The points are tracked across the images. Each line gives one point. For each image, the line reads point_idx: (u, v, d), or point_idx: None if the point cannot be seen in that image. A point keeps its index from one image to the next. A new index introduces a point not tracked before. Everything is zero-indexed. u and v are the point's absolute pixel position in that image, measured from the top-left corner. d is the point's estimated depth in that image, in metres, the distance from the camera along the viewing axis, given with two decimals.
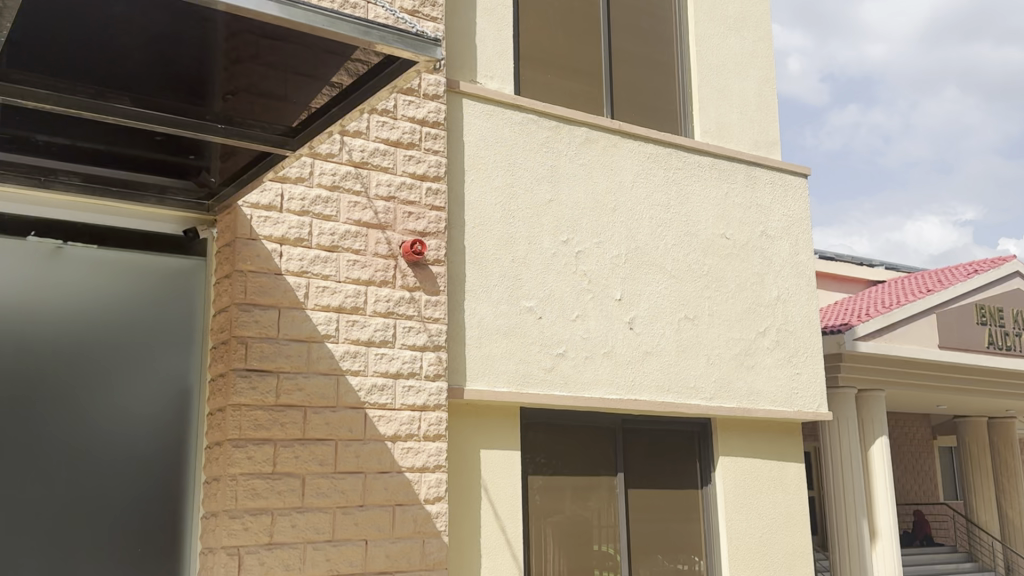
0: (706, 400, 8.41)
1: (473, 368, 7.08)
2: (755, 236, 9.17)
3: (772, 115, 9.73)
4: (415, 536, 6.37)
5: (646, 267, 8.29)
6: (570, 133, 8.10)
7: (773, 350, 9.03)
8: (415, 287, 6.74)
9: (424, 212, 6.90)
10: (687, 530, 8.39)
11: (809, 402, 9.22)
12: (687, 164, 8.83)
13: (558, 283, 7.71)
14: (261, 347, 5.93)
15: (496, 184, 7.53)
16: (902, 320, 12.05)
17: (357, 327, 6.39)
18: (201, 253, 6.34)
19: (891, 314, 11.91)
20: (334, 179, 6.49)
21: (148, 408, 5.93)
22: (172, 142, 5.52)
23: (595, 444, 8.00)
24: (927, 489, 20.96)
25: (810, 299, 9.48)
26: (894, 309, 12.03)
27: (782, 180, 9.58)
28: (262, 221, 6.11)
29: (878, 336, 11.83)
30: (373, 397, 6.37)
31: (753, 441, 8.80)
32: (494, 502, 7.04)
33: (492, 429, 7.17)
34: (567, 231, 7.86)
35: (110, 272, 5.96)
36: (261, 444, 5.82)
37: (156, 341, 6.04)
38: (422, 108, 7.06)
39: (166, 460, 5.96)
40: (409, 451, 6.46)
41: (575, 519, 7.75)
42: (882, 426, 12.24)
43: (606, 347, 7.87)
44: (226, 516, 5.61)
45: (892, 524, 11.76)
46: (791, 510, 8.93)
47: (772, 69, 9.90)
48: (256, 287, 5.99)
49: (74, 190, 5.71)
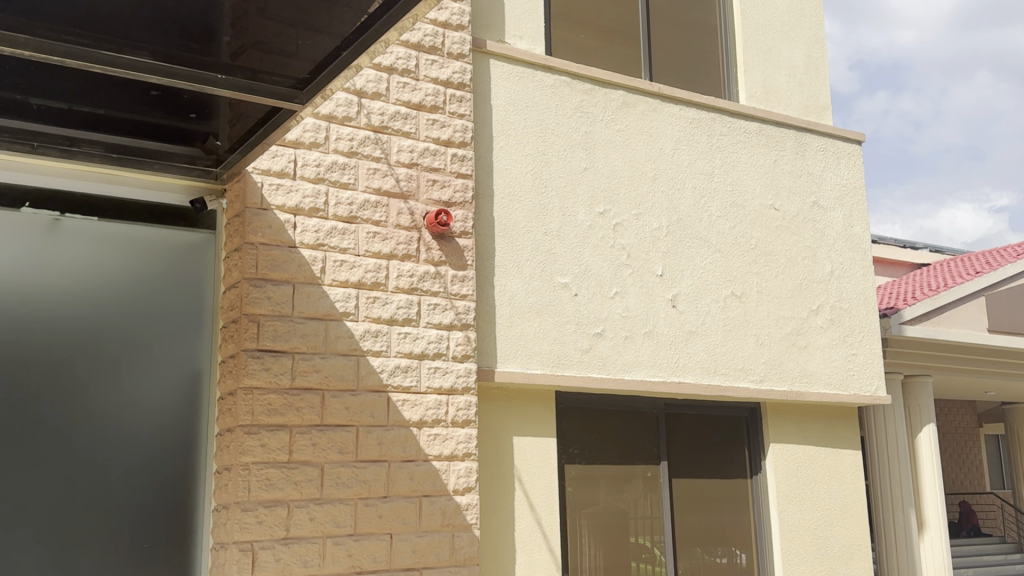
0: (755, 382, 7.82)
1: (504, 349, 6.56)
2: (806, 207, 8.54)
3: (822, 78, 9.07)
4: (443, 530, 5.88)
5: (688, 239, 7.71)
6: (605, 96, 7.52)
7: (826, 330, 8.41)
8: (440, 261, 6.24)
9: (449, 180, 6.39)
10: (736, 523, 7.82)
11: (866, 384, 8.58)
12: (731, 130, 8.22)
13: (594, 258, 7.16)
14: (274, 326, 5.47)
15: (527, 151, 6.99)
16: (949, 303, 11.23)
17: (378, 304, 5.91)
18: (210, 225, 5.90)
19: (938, 297, 11.06)
20: (352, 145, 5.99)
21: (152, 395, 5.51)
22: (169, 99, 4.95)
23: (637, 430, 7.47)
24: (974, 478, 20.11)
25: (865, 275, 8.82)
26: (940, 292, 11.20)
27: (834, 148, 8.93)
28: (274, 189, 5.63)
29: (924, 320, 10.98)
30: (396, 379, 5.88)
31: (806, 428, 8.23)
32: (529, 493, 6.53)
33: (526, 414, 6.66)
34: (604, 202, 7.30)
35: (113, 248, 5.57)
36: (275, 430, 5.37)
37: (160, 325, 5.62)
38: (446, 69, 6.54)
39: (173, 450, 5.53)
40: (437, 437, 5.98)
41: (612, 510, 7.21)
42: (929, 413, 11.44)
43: (647, 326, 7.31)
44: (238, 509, 5.16)
45: (939, 514, 10.98)
46: (848, 501, 8.32)
47: (820, 29, 9.24)
48: (268, 261, 5.52)
49: (97, 161, 5.34)
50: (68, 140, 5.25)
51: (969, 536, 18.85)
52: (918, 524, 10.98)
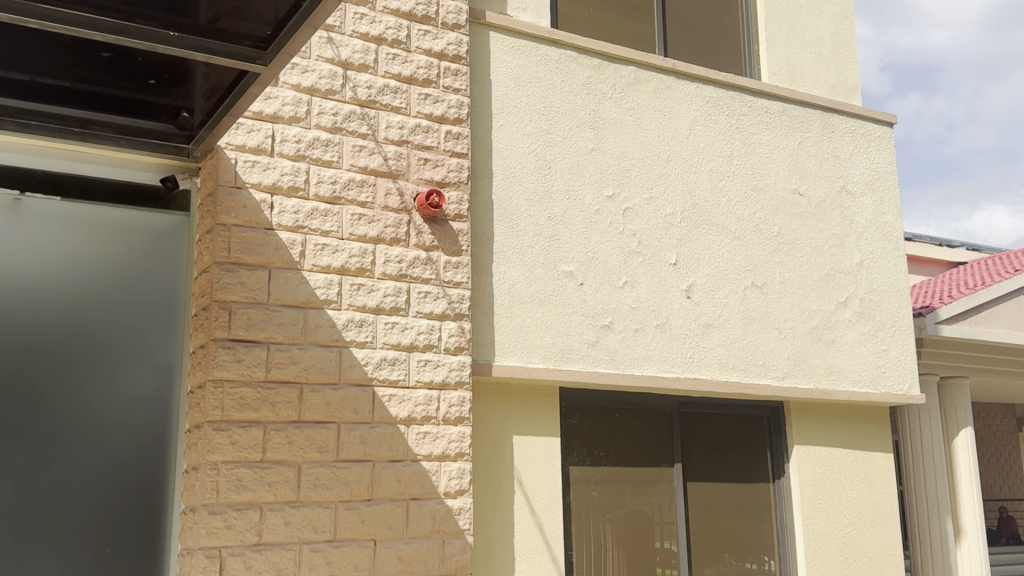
0: (777, 379, 7.28)
1: (503, 342, 6.09)
2: (833, 193, 7.98)
3: (850, 57, 8.50)
4: (432, 536, 5.43)
5: (705, 226, 7.20)
6: (615, 72, 7.02)
7: (855, 323, 7.84)
8: (432, 246, 5.79)
9: (443, 159, 5.95)
10: (758, 530, 7.28)
11: (898, 382, 7.99)
12: (752, 110, 7.68)
13: (602, 245, 6.67)
14: (247, 314, 5.06)
15: (530, 130, 6.51)
16: (988, 302, 10.54)
17: (363, 292, 5.48)
18: (184, 207, 5.51)
19: (976, 295, 10.38)
20: (335, 120, 5.56)
21: (119, 391, 5.11)
22: (123, 62, 4.44)
23: (651, 432, 6.93)
24: (1012, 484, 19.33)
25: (898, 265, 8.23)
26: (978, 290, 10.51)
27: (864, 130, 8.35)
28: (249, 166, 5.23)
29: (961, 319, 10.29)
30: (382, 372, 5.44)
31: (835, 429, 7.67)
32: (530, 497, 6.06)
33: (526, 411, 6.18)
34: (613, 185, 6.81)
35: (78, 232, 5.20)
36: (247, 427, 4.95)
37: (128, 316, 5.22)
38: (440, 40, 6.09)
39: (142, 450, 5.13)
40: (426, 436, 5.52)
41: (633, 515, 6.70)
42: (966, 416, 10.76)
43: (659, 318, 6.81)
44: (204, 512, 4.75)
45: (977, 520, 10.32)
46: (879, 507, 7.74)
47: (848, 5, 8.66)
48: (242, 244, 5.12)
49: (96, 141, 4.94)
50: (23, 111, 4.73)
51: (1008, 545, 18.13)
52: (955, 532, 10.32)
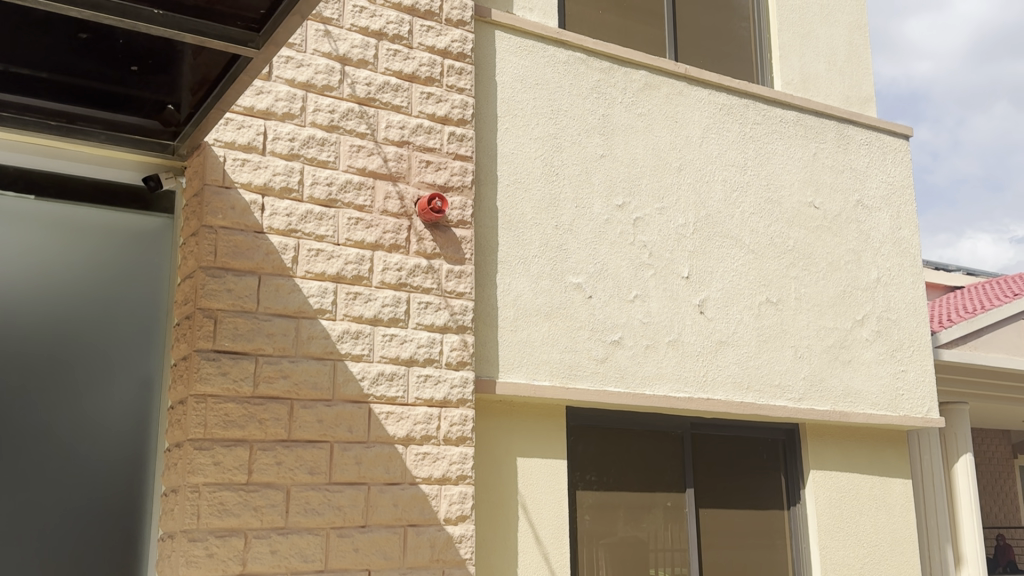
0: (794, 401, 6.92)
1: (507, 357, 5.71)
2: (849, 207, 7.67)
3: (864, 67, 8.23)
4: (432, 566, 5.02)
5: (717, 238, 6.86)
6: (625, 75, 6.72)
7: (872, 343, 7.50)
8: (434, 253, 5.43)
9: (445, 161, 5.60)
10: (772, 561, 6.89)
11: (917, 406, 7.63)
12: (766, 118, 7.39)
13: (611, 257, 6.32)
14: (234, 323, 4.68)
15: (536, 134, 6.18)
16: (988, 326, 10.23)
17: (359, 301, 5.10)
18: (168, 208, 5.13)
19: (976, 319, 10.08)
20: (332, 118, 5.22)
21: (94, 406, 4.69)
22: (106, 50, 4.09)
23: (659, 454, 6.57)
24: (1008, 511, 18.99)
25: (915, 282, 7.90)
26: (979, 314, 10.22)
27: (880, 142, 8.06)
28: (238, 165, 4.86)
29: (962, 343, 9.98)
30: (379, 388, 5.05)
31: (850, 454, 7.29)
32: (534, 523, 5.65)
33: (531, 432, 5.80)
34: (623, 194, 6.48)
35: (51, 234, 4.82)
36: (233, 446, 4.55)
37: (105, 323, 4.81)
38: (444, 37, 5.77)
39: (116, 470, 4.70)
40: (426, 457, 5.13)
41: (631, 544, 6.30)
42: (966, 442, 10.38)
43: (671, 334, 6.45)
44: (184, 539, 4.34)
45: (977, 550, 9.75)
46: (896, 537, 7.35)
47: (862, 14, 8.41)
48: (230, 247, 4.75)
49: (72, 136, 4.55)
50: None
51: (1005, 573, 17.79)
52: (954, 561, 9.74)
